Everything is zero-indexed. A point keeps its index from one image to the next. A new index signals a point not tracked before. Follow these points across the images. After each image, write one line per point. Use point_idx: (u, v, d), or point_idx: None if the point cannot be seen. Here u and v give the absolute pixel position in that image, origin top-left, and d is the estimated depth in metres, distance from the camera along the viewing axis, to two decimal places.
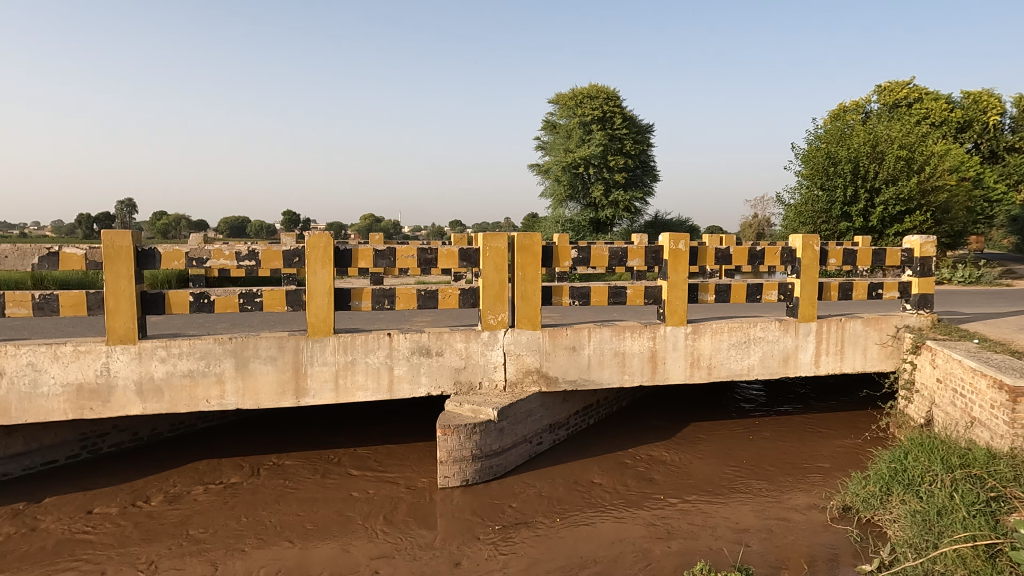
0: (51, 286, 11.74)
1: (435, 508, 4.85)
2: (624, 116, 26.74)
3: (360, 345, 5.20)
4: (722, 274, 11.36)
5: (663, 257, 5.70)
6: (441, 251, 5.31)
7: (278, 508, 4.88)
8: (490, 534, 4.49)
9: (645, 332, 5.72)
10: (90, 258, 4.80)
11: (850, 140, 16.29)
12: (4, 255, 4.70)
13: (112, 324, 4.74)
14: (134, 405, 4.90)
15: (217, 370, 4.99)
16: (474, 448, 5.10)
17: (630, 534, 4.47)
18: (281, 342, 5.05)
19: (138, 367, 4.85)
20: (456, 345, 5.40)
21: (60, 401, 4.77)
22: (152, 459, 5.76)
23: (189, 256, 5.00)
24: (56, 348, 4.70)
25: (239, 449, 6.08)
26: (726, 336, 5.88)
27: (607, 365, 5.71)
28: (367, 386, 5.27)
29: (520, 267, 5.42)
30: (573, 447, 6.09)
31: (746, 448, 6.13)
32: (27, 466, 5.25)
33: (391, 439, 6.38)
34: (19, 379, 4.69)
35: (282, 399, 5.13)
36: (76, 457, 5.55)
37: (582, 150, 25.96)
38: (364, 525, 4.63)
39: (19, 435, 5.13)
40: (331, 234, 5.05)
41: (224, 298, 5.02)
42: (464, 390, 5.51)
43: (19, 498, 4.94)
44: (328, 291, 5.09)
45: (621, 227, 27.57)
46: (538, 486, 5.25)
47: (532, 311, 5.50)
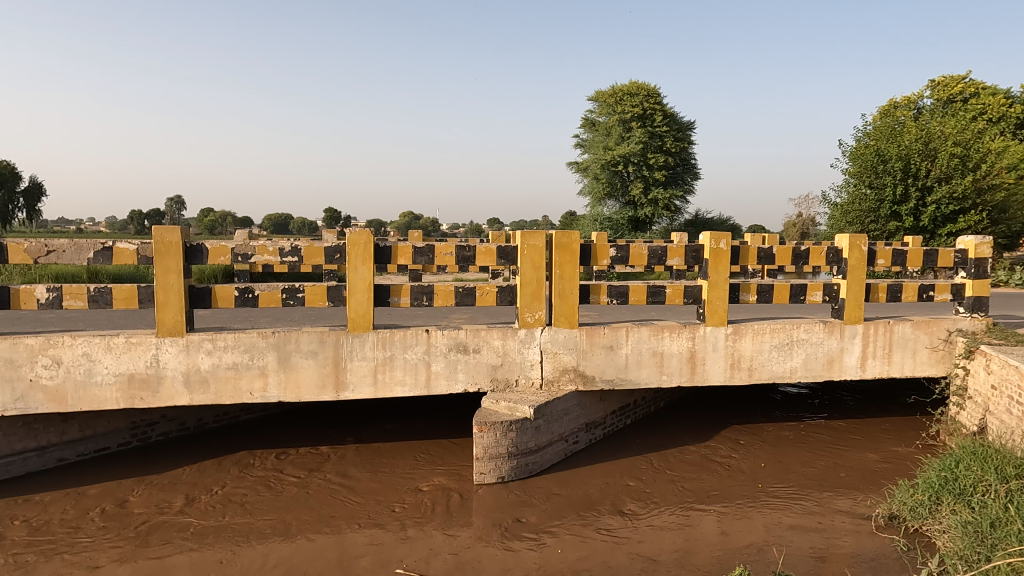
0: (106, 280, 12.35)
1: (473, 505, 4.90)
2: (666, 114, 26.53)
3: (399, 341, 5.26)
4: (765, 274, 11.18)
5: (703, 256, 5.64)
6: (479, 248, 5.35)
7: (319, 501, 4.99)
8: (526, 534, 4.51)
9: (685, 332, 5.64)
10: (142, 253, 4.97)
11: (901, 137, 15.78)
12: (62, 250, 4.91)
13: (161, 317, 4.90)
14: (182, 395, 5.05)
15: (261, 363, 5.11)
16: (510, 445, 5.12)
17: (668, 539, 4.44)
18: (322, 337, 5.15)
19: (186, 360, 5.00)
20: (494, 342, 5.42)
21: (112, 390, 4.95)
22: (199, 447, 5.95)
23: (235, 252, 5.12)
24: (109, 340, 4.89)
25: (282, 441, 6.23)
26: (768, 337, 5.76)
27: (645, 365, 5.65)
28: (406, 381, 5.33)
29: (557, 265, 5.40)
30: (609, 446, 6.06)
31: (787, 454, 5.98)
32: (82, 452, 5.47)
33: (428, 434, 6.46)
34: (75, 369, 4.89)
35: (322, 393, 5.23)
36: (127, 445, 5.76)
37: (621, 148, 25.77)
38: (402, 521, 4.70)
39: (74, 422, 5.37)
40: (372, 231, 5.10)
41: (268, 293, 5.14)
42: (500, 387, 5.52)
43: (75, 482, 5.16)
44: (367, 288, 5.16)
45: (661, 226, 27.46)
46: (573, 486, 5.24)
47: (569, 309, 5.48)
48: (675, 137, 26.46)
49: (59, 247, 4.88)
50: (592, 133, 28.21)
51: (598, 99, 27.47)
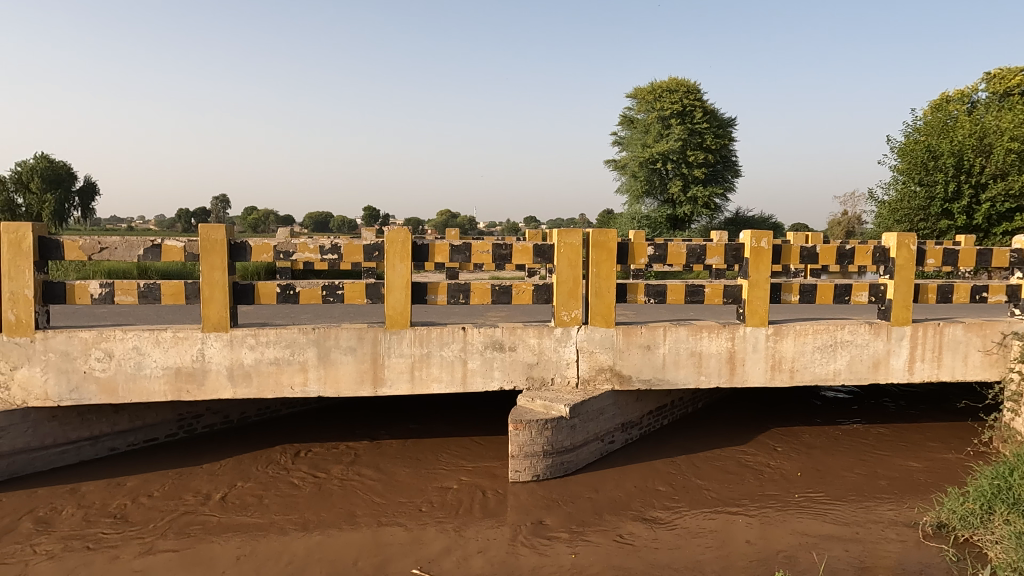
0: (154, 276, 12.78)
1: (508, 503, 4.91)
2: (706, 111, 26.14)
3: (436, 339, 5.30)
4: (808, 273, 10.92)
5: (743, 255, 5.54)
6: (516, 246, 5.37)
7: (356, 493, 5.06)
8: (561, 532, 4.50)
9: (724, 332, 5.55)
10: (189, 250, 5.13)
11: (954, 132, 15.25)
12: (114, 247, 5.09)
13: (206, 313, 5.05)
14: (226, 388, 5.19)
15: (301, 359, 5.21)
16: (546, 444, 5.12)
17: (706, 542, 4.38)
18: (360, 333, 5.22)
19: (230, 354, 5.13)
20: (530, 341, 5.43)
21: (160, 383, 5.11)
22: (242, 440, 6.11)
23: (277, 250, 5.23)
24: (157, 334, 5.05)
25: (321, 435, 6.35)
26: (811, 338, 5.62)
27: (683, 365, 5.57)
28: (442, 378, 5.37)
29: (594, 263, 5.37)
30: (645, 447, 6.00)
31: (830, 459, 5.83)
32: (132, 442, 5.68)
33: (464, 431, 6.50)
34: (126, 362, 5.07)
35: (361, 388, 5.30)
36: (174, 436, 5.95)
37: (660, 145, 25.48)
38: (438, 516, 4.74)
39: (125, 413, 5.58)
40: (410, 230, 5.16)
41: (309, 290, 5.25)
42: (536, 385, 5.51)
43: (125, 470, 5.35)
44: (405, 286, 5.21)
45: (701, 225, 27.07)
46: (609, 486, 5.21)
47: (606, 308, 5.45)
48: (716, 134, 26.05)
49: (112, 244, 5.06)
50: (630, 131, 27.97)
51: (636, 96, 27.21)
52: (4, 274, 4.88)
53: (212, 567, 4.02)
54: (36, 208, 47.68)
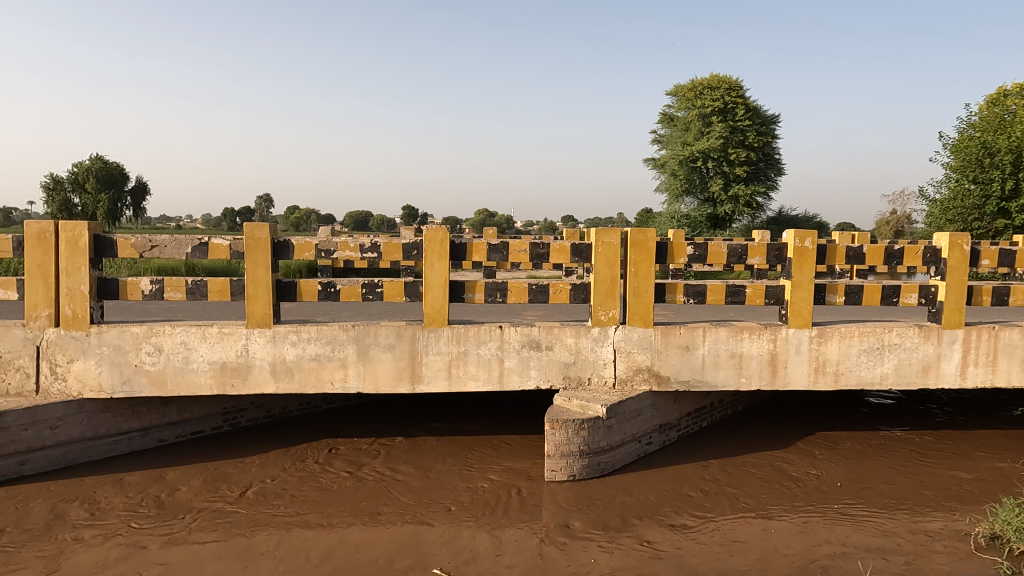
0: (201, 273, 13.15)
1: (544, 502, 4.91)
2: (749, 108, 25.65)
3: (473, 337, 5.33)
4: (854, 274, 10.63)
5: (786, 255, 5.42)
6: (553, 245, 5.37)
7: (394, 489, 5.13)
8: (597, 533, 4.48)
9: (765, 334, 5.44)
10: (234, 248, 5.27)
11: (1012, 128, 14.65)
12: (164, 245, 5.26)
13: (251, 309, 5.19)
14: (269, 383, 5.31)
15: (341, 355, 5.30)
16: (582, 444, 5.10)
17: (746, 547, 4.29)
18: (399, 331, 5.29)
19: (273, 350, 5.25)
20: (567, 340, 5.41)
21: (207, 377, 5.26)
22: (284, 434, 6.25)
23: (319, 249, 5.34)
24: (204, 329, 5.21)
25: (360, 430, 6.45)
26: (857, 341, 5.47)
27: (723, 367, 5.48)
28: (479, 376, 5.39)
29: (633, 263, 5.33)
30: (683, 449, 5.92)
31: (876, 465, 5.66)
32: (179, 434, 5.86)
33: (500, 429, 6.52)
34: (174, 356, 5.23)
35: (399, 385, 5.37)
36: (219, 429, 6.12)
37: (701, 143, 25.11)
38: (474, 513, 4.76)
39: (173, 405, 5.76)
40: (449, 229, 5.20)
41: (349, 288, 5.34)
42: (573, 385, 5.49)
43: (174, 460, 5.53)
44: (443, 284, 5.26)
45: (742, 224, 26.59)
46: (646, 487, 5.16)
47: (644, 308, 5.40)
48: (759, 131, 25.54)
49: (162, 242, 5.24)
50: (669, 129, 27.64)
51: (677, 94, 26.87)
52: (62, 270, 5.10)
53: (255, 556, 4.12)
54: (91, 207, 49.57)
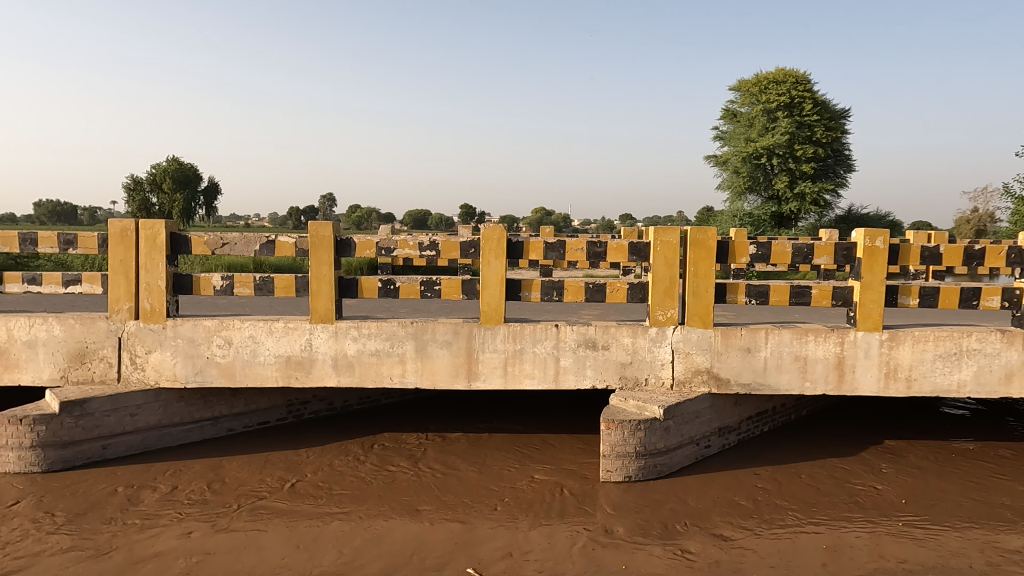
0: (268, 270, 13.64)
1: (598, 502, 4.87)
2: (817, 102, 24.73)
3: (528, 335, 5.35)
4: (929, 276, 10.11)
5: (855, 255, 5.23)
6: (611, 244, 5.32)
7: (450, 484, 5.19)
8: (652, 536, 4.42)
9: (832, 336, 5.24)
10: (300, 245, 5.46)
11: None
12: (234, 242, 5.50)
13: (314, 305, 5.35)
14: (330, 377, 5.46)
15: (400, 351, 5.41)
16: (638, 445, 5.04)
17: (808, 558, 4.15)
18: (456, 328, 5.36)
19: (334, 345, 5.41)
20: (623, 340, 5.36)
21: (273, 369, 5.46)
22: (344, 426, 6.43)
23: (379, 247, 5.46)
24: (270, 324, 5.41)
25: (417, 425, 6.57)
26: (932, 345, 5.20)
27: (786, 370, 5.31)
28: (534, 374, 5.40)
29: (692, 262, 5.24)
30: (743, 453, 5.77)
31: (951, 478, 5.37)
32: (247, 424, 6.11)
33: (555, 428, 6.52)
34: (243, 349, 5.45)
35: (455, 381, 5.43)
36: (284, 421, 6.35)
37: (765, 139, 24.38)
38: (527, 510, 4.78)
39: (241, 396, 6.02)
40: (505, 227, 5.24)
41: (408, 285, 5.44)
42: (629, 385, 5.43)
43: (242, 448, 5.77)
44: (500, 282, 5.29)
45: (808, 223, 25.68)
46: (703, 492, 5.06)
47: (703, 308, 5.29)
48: (827, 126, 24.60)
49: (232, 240, 5.47)
50: (732, 125, 26.94)
51: (740, 88, 26.18)
52: (142, 266, 5.40)
53: (315, 543, 4.26)
54: (168, 206, 52.21)
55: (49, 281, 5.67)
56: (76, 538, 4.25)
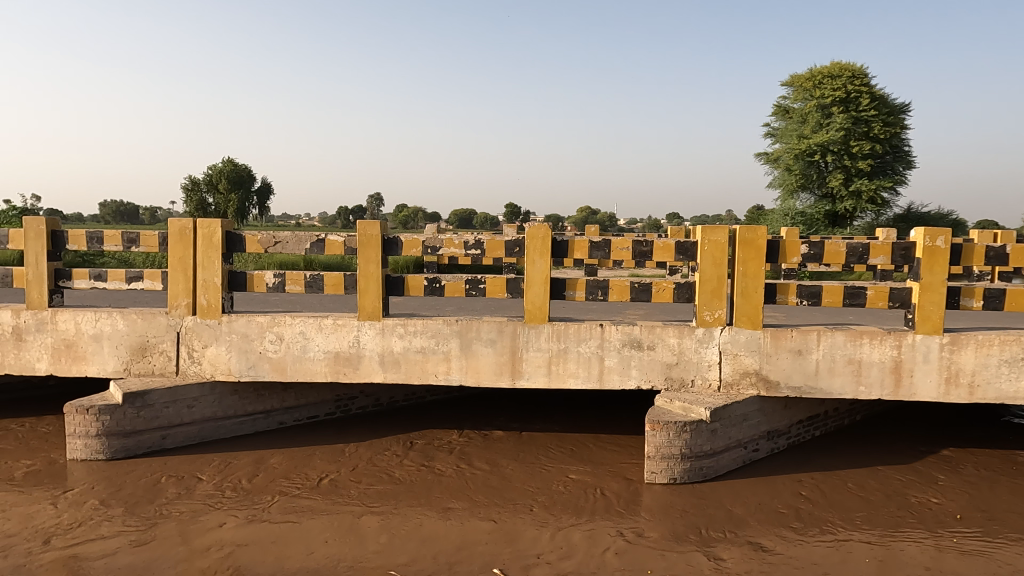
0: (318, 268, 13.99)
1: (642, 504, 4.83)
2: (875, 96, 23.85)
3: (573, 334, 5.34)
4: (996, 277, 9.63)
5: (914, 255, 5.04)
6: (657, 243, 5.26)
7: (493, 481, 5.23)
8: (697, 540, 4.36)
9: (888, 339, 5.05)
10: (349, 244, 5.58)
11: None
12: (286, 241, 5.65)
13: (362, 302, 5.46)
14: (377, 373, 5.56)
15: (445, 348, 5.47)
16: (683, 447, 4.98)
17: (861, 569, 4.02)
18: (500, 326, 5.38)
19: (381, 342, 5.50)
20: (669, 340, 5.29)
21: (322, 365, 5.60)
22: (390, 422, 6.54)
23: (425, 245, 5.54)
24: (320, 320, 5.55)
25: (461, 422, 6.63)
26: (997, 350, 4.96)
27: (839, 374, 5.15)
28: (579, 374, 5.38)
29: (740, 262, 5.14)
30: (793, 458, 5.63)
31: (1017, 490, 5.12)
32: (298, 418, 6.27)
33: (598, 428, 6.48)
34: (294, 345, 5.60)
35: (500, 379, 5.46)
36: (332, 415, 6.50)
37: (819, 135, 23.65)
38: (570, 509, 4.77)
39: (292, 391, 6.18)
40: (550, 226, 5.24)
41: (453, 284, 5.50)
42: (675, 386, 5.36)
43: (292, 441, 5.94)
44: (544, 281, 5.29)
45: (864, 222, 24.80)
46: (751, 496, 4.95)
47: (752, 309, 5.18)
48: (886, 122, 23.70)
49: (284, 238, 5.63)
50: (785, 121, 26.25)
51: (793, 83, 25.47)
52: (199, 263, 5.61)
53: (362, 536, 4.36)
54: (223, 206, 54.02)
55: (114, 277, 5.94)
56: (138, 523, 4.45)
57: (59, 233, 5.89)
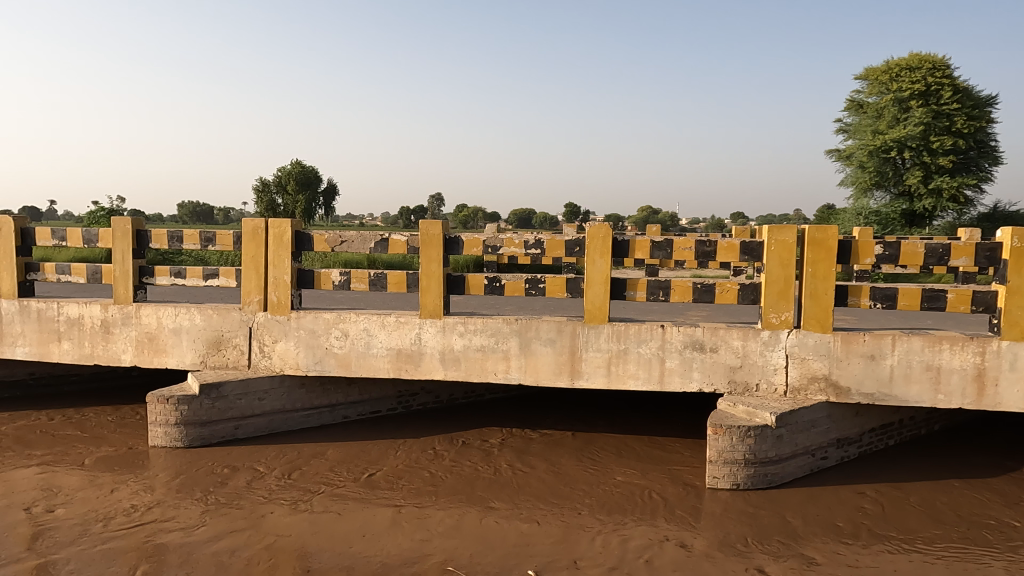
0: (380, 266, 14.34)
1: (702, 509, 4.74)
2: (958, 89, 22.55)
3: (633, 335, 5.29)
4: None
5: (1001, 257, 4.77)
6: (721, 243, 5.15)
7: (551, 481, 5.23)
8: (759, 548, 4.24)
9: (971, 346, 4.78)
10: (411, 244, 5.70)
11: None
12: (351, 240, 5.82)
13: (424, 301, 5.57)
14: (437, 370, 5.66)
15: (504, 347, 5.51)
16: (747, 452, 4.85)
17: None
18: (560, 326, 5.39)
19: (442, 339, 5.60)
20: (733, 342, 5.17)
21: (384, 361, 5.74)
22: (450, 419, 6.64)
23: (486, 245, 5.60)
24: (383, 318, 5.69)
25: (519, 421, 6.66)
26: None
27: (915, 381, 4.91)
28: (639, 375, 5.32)
29: (809, 263, 4.98)
30: (864, 467, 5.40)
31: None
32: (361, 412, 6.44)
33: (658, 431, 6.39)
34: (358, 341, 5.76)
35: (558, 379, 5.46)
36: (394, 411, 6.65)
37: (895, 131, 22.54)
38: (628, 512, 4.73)
39: (356, 386, 6.36)
40: (611, 225, 5.21)
41: (513, 283, 5.54)
42: (739, 390, 5.23)
43: (356, 434, 6.11)
44: (604, 281, 5.27)
45: (945, 222, 23.48)
46: (818, 506, 4.78)
47: (822, 311, 5.00)
48: (970, 115, 22.36)
49: (350, 238, 5.80)
50: (858, 117, 25.14)
51: (868, 77, 24.38)
52: (270, 261, 5.85)
53: (421, 530, 4.45)
54: (292, 206, 56.02)
55: (192, 274, 6.25)
56: (212, 509, 4.68)
57: (144, 232, 6.25)
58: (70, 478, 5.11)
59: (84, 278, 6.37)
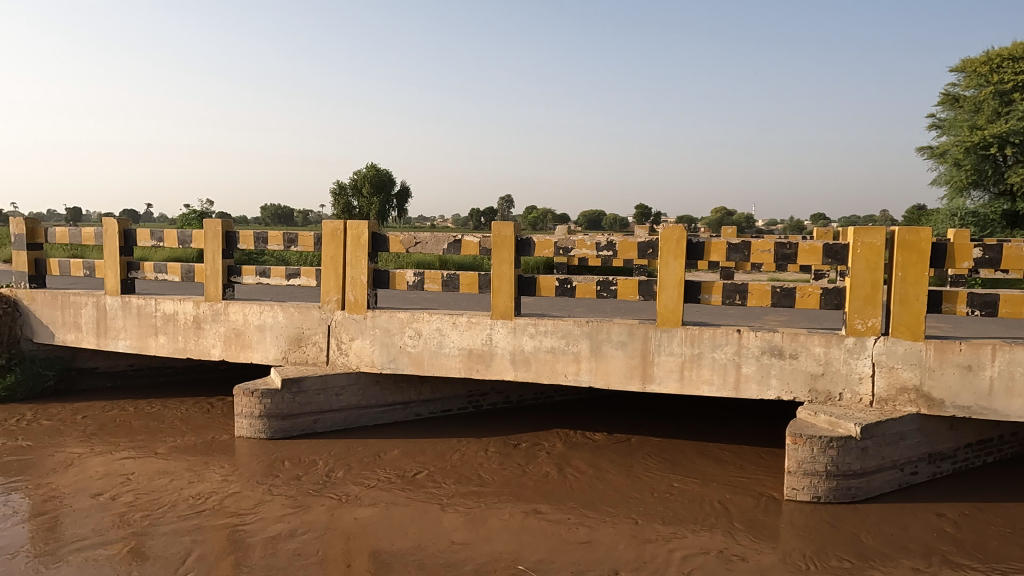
0: (452, 267, 14.56)
1: (780, 521, 4.58)
2: None
3: (708, 339, 5.16)
4: None
5: None
6: (802, 245, 4.96)
7: (621, 486, 5.18)
8: (841, 565, 4.06)
9: None
10: (483, 245, 5.78)
11: None
12: (425, 241, 5.95)
13: (496, 301, 5.63)
14: (508, 371, 5.70)
15: (575, 349, 5.49)
16: (829, 464, 4.65)
17: None
18: (632, 329, 5.33)
19: (513, 340, 5.64)
20: (815, 349, 4.96)
21: (456, 361, 5.83)
22: (520, 420, 6.68)
23: (557, 246, 5.60)
24: (455, 318, 5.79)
25: (589, 424, 6.62)
26: None
27: (1018, 394, 4.57)
28: (713, 381, 5.19)
29: (899, 266, 4.73)
30: (959, 485, 5.07)
31: None
32: (433, 410, 6.57)
33: (732, 438, 6.21)
34: (431, 340, 5.89)
35: (630, 382, 5.40)
36: (465, 410, 6.74)
37: (996, 125, 21.03)
38: (701, 521, 4.62)
39: (428, 384, 6.49)
40: (686, 227, 5.11)
41: (585, 285, 5.52)
42: (821, 399, 5.02)
43: (427, 432, 6.24)
44: (678, 284, 5.17)
45: None
46: (906, 524, 4.53)
47: (913, 318, 4.74)
48: None
49: (424, 239, 5.93)
50: (954, 111, 23.60)
51: (965, 68, 22.86)
52: (349, 262, 6.06)
53: (492, 529, 4.50)
54: (367, 208, 57.74)
55: (276, 274, 6.55)
56: (293, 498, 4.89)
57: (232, 233, 6.60)
58: (165, 465, 5.46)
59: (178, 276, 6.79)
